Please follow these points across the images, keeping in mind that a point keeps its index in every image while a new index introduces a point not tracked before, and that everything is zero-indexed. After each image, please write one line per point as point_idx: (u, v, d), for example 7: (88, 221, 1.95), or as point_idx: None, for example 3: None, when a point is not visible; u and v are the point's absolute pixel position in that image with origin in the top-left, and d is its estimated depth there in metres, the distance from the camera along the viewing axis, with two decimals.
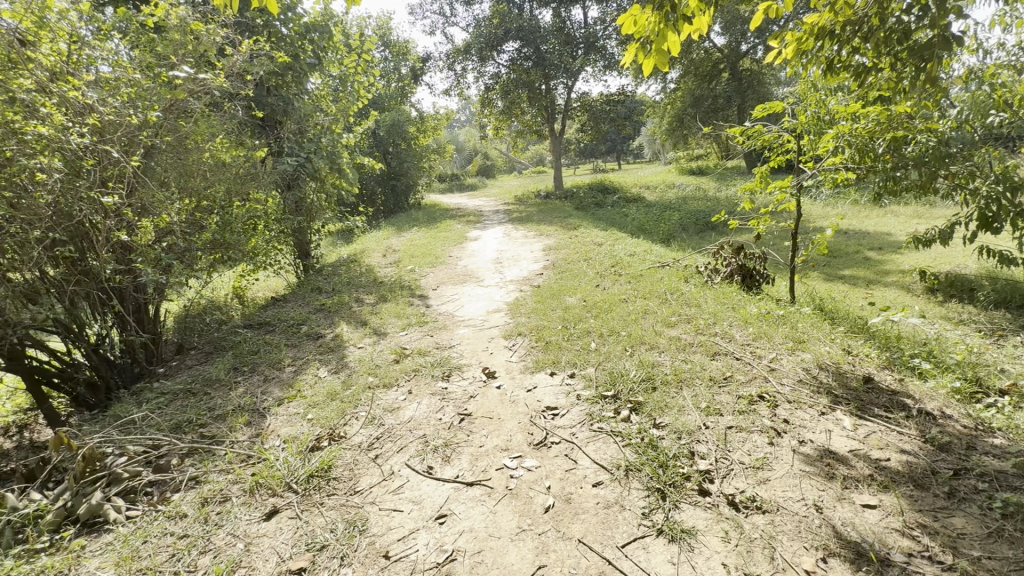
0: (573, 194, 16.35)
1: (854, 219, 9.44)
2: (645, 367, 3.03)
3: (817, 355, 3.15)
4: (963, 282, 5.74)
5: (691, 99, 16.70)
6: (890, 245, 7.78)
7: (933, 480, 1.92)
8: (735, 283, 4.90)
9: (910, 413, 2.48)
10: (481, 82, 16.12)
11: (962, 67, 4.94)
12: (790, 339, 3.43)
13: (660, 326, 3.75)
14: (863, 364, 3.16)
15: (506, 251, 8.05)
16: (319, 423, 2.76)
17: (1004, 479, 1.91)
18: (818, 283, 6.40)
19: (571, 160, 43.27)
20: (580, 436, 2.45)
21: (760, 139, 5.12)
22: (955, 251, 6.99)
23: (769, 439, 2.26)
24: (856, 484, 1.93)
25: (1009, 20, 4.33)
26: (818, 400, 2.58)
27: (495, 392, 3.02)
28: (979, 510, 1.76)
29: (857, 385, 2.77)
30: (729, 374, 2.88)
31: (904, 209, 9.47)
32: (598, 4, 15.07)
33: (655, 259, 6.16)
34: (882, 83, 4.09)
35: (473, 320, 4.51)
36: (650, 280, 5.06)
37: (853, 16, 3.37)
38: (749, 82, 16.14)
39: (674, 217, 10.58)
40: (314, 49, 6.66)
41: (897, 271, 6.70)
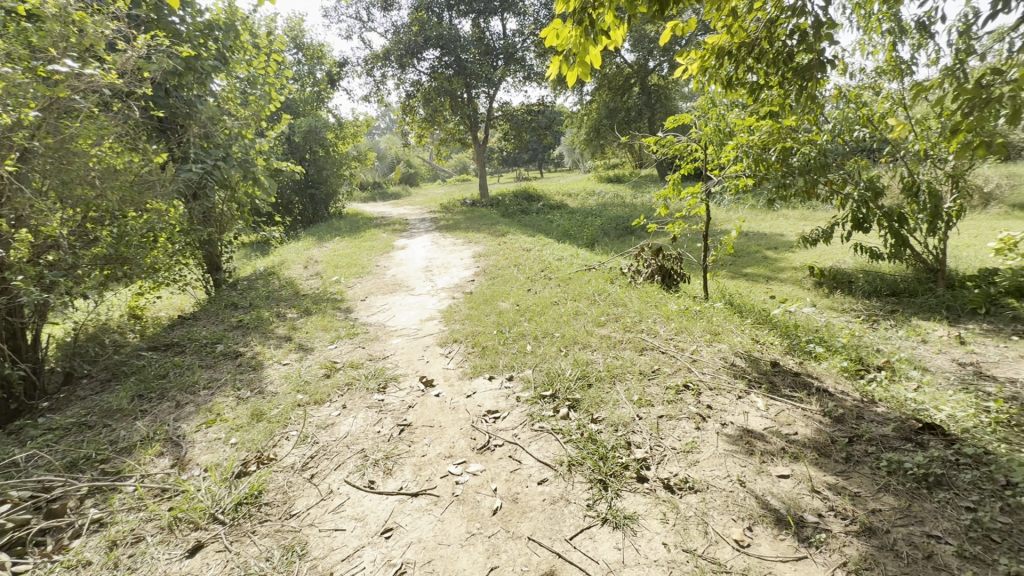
0: (499, 202, 16.55)
1: (753, 221, 10.45)
2: (579, 365, 3.14)
3: (731, 345, 3.45)
4: (843, 276, 6.57)
5: (606, 112, 17.62)
6: (783, 245, 8.70)
7: (834, 448, 2.17)
8: (655, 282, 5.24)
9: (811, 391, 2.80)
10: (402, 89, 15.91)
11: (833, 87, 5.69)
12: (707, 332, 3.72)
13: (591, 325, 3.91)
14: (770, 351, 3.51)
15: (436, 258, 7.99)
16: (244, 447, 2.57)
17: (887, 442, 2.20)
18: (726, 280, 7.01)
19: (495, 168, 43.80)
20: (522, 437, 2.48)
21: (672, 149, 5.50)
22: (835, 248, 7.96)
23: (695, 424, 2.43)
24: (771, 457, 2.13)
25: (868, 48, 5.04)
26: (735, 385, 2.82)
27: (433, 400, 2.98)
28: (870, 469, 2.01)
29: (766, 369, 3.07)
30: (657, 367, 3.07)
31: (793, 212, 10.62)
32: (516, 16, 15.49)
33: (582, 263, 6.40)
34: (772, 100, 4.59)
35: (406, 329, 4.43)
36: (578, 282, 5.26)
37: (746, 40, 3.77)
38: (658, 96, 17.33)
39: (596, 222, 11.09)
40: (219, 49, 6.23)
41: (790, 267, 7.51)
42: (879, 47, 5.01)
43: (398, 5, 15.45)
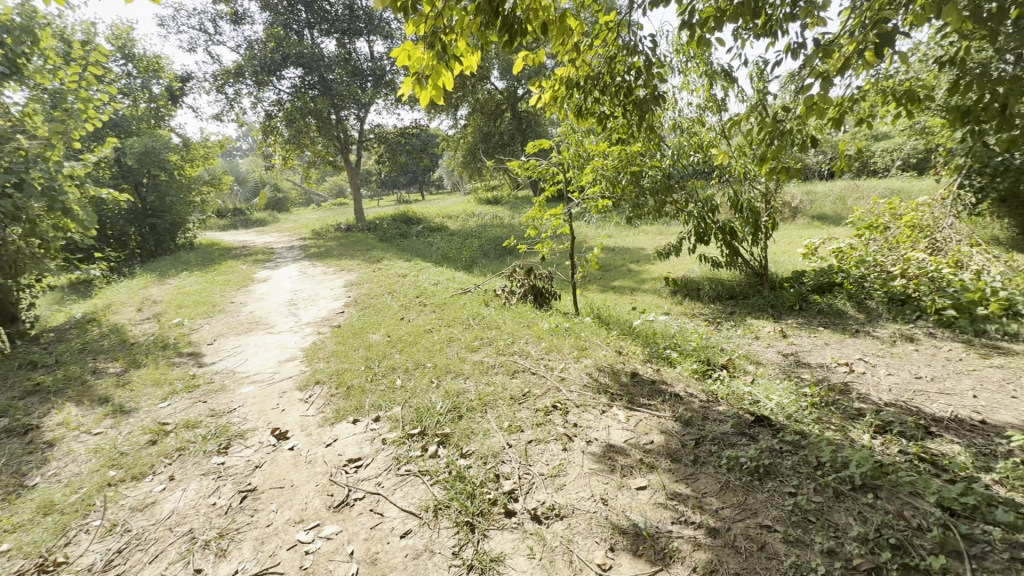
0: (376, 226, 15.99)
1: (617, 238, 11.36)
2: (450, 397, 3.02)
3: (596, 360, 3.61)
4: (692, 284, 7.37)
5: (480, 136, 18.14)
6: (643, 258, 9.57)
7: (684, 452, 2.32)
8: (528, 302, 5.36)
9: (666, 397, 3.00)
10: (261, 108, 14.72)
11: (669, 119, 6.43)
12: (575, 348, 3.85)
13: (464, 351, 3.82)
14: (631, 361, 3.74)
15: (303, 289, 7.37)
16: (20, 553, 2.01)
17: (727, 439, 2.41)
18: (596, 294, 7.47)
19: (374, 192, 42.55)
20: (385, 486, 2.28)
21: (535, 172, 5.71)
22: (685, 259, 8.94)
23: (563, 445, 2.44)
24: (631, 470, 2.21)
25: (693, 84, 5.77)
26: (599, 399, 2.92)
27: (286, 455, 2.64)
28: (714, 468, 2.17)
29: (627, 380, 3.24)
30: (527, 390, 3.07)
31: (650, 228, 11.77)
32: (384, 39, 15.30)
33: (458, 286, 6.35)
34: (618, 128, 5.00)
35: (261, 373, 3.94)
36: (453, 307, 5.18)
37: (590, 73, 4.05)
38: (528, 121, 18.27)
39: (475, 243, 11.19)
40: (6, 54, 5.15)
41: (650, 279, 8.24)
42: (701, 84, 5.77)
43: (251, 19, 14.38)
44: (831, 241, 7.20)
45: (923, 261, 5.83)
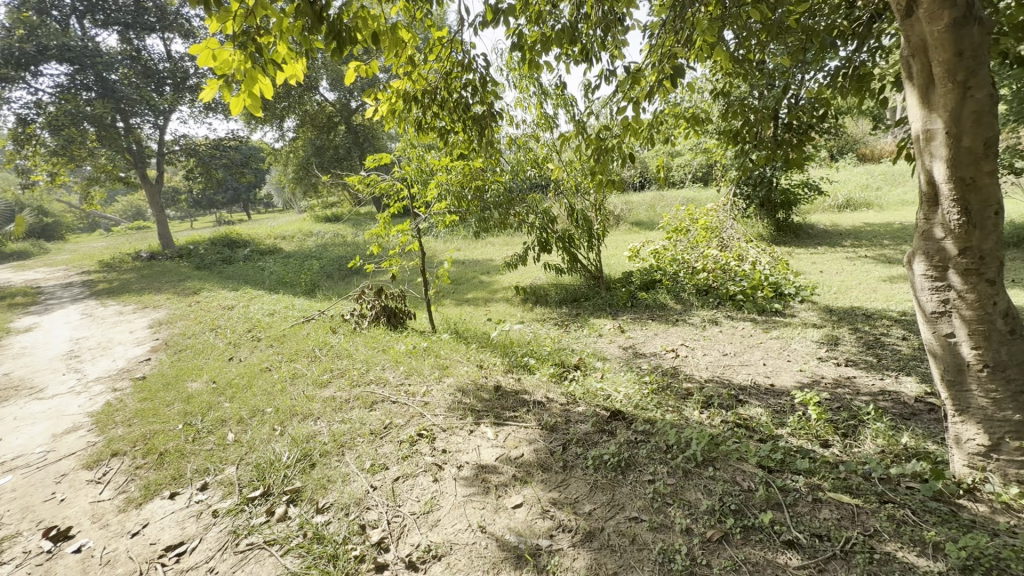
0: (190, 250, 13.71)
1: (466, 250, 11.53)
2: (299, 444, 2.63)
3: (459, 377, 3.52)
4: (540, 290, 7.78)
5: (312, 149, 16.88)
6: (493, 269, 9.84)
7: (553, 459, 2.36)
8: (381, 324, 5.05)
9: (530, 407, 3.03)
10: (9, 110, 11.57)
11: (507, 135, 6.72)
12: (436, 368, 3.72)
13: (311, 389, 3.40)
14: (493, 374, 3.74)
15: (89, 336, 5.89)
16: None
17: (590, 439, 2.52)
18: (451, 309, 7.43)
19: (185, 212, 36.67)
20: (221, 569, 1.87)
21: (377, 187, 5.42)
22: (531, 268, 9.43)
23: (433, 476, 2.29)
24: (505, 489, 2.16)
25: (525, 102, 6.12)
26: (466, 420, 2.83)
27: (71, 562, 2.00)
28: (582, 470, 2.24)
29: (491, 395, 3.21)
30: (388, 422, 2.84)
31: (496, 239, 12.19)
32: (184, 37, 13.28)
33: (299, 314, 5.71)
34: (460, 143, 5.02)
35: (26, 456, 2.98)
36: (295, 339, 4.62)
37: (426, 87, 3.98)
38: (365, 135, 17.58)
39: (316, 264, 10.30)
40: None
41: (501, 288, 8.50)
42: (533, 102, 6.14)
43: None
44: (649, 244, 8.29)
45: (717, 257, 7.05)
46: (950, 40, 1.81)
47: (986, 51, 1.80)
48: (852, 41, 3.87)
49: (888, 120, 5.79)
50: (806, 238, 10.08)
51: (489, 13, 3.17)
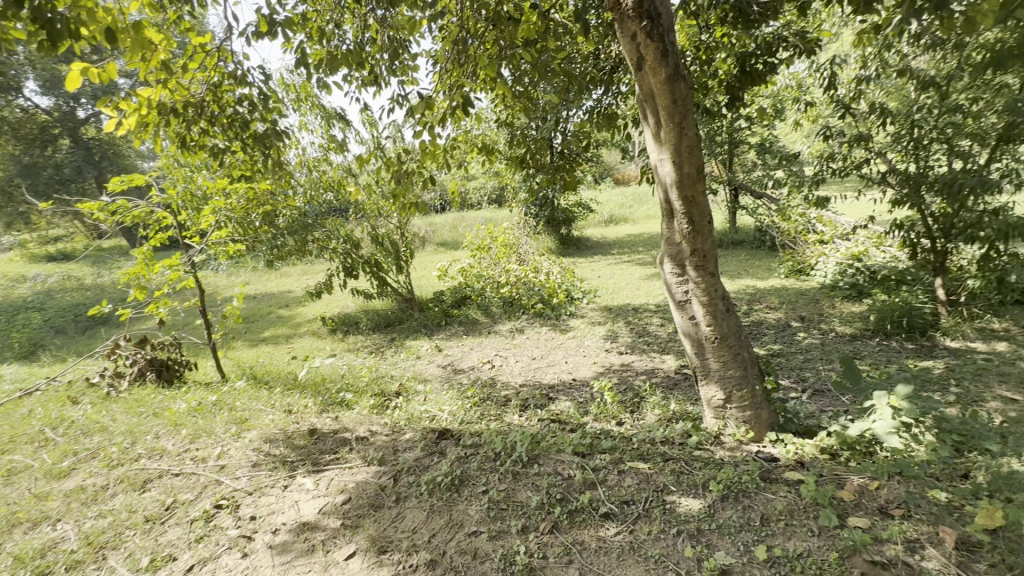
0: None
1: (258, 283, 10.22)
2: (29, 563, 1.94)
3: (263, 429, 3.06)
4: (349, 318, 7.35)
5: (17, 168, 12.83)
6: (292, 301, 8.93)
7: (384, 494, 2.23)
8: (148, 383, 4.08)
9: (352, 445, 2.81)
10: None
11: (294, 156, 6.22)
12: (232, 423, 3.16)
13: (43, 484, 2.54)
14: (306, 417, 3.36)
15: None
16: None
17: (421, 464, 2.45)
18: (244, 351, 6.48)
19: None
20: None
21: (128, 216, 4.41)
22: (337, 296, 8.85)
23: (241, 551, 1.94)
24: (334, 541, 1.96)
25: (313, 123, 5.82)
26: (277, 475, 2.48)
27: None
28: (416, 498, 2.18)
29: (306, 441, 2.87)
30: (171, 502, 2.30)
31: (293, 269, 11.09)
32: None
33: (14, 386, 4.25)
34: (240, 163, 4.46)
35: None
36: (7, 421, 3.40)
37: (189, 99, 3.41)
38: (103, 152, 14.18)
39: (36, 317, 7.82)
40: None
41: (305, 321, 7.76)
42: (321, 123, 5.85)
43: None
44: (456, 263, 8.61)
45: (517, 271, 7.72)
46: (667, 90, 2.34)
47: (687, 101, 2.38)
48: (601, 86, 4.72)
49: (632, 151, 7.18)
50: (585, 250, 11.78)
51: (263, 23, 2.92)
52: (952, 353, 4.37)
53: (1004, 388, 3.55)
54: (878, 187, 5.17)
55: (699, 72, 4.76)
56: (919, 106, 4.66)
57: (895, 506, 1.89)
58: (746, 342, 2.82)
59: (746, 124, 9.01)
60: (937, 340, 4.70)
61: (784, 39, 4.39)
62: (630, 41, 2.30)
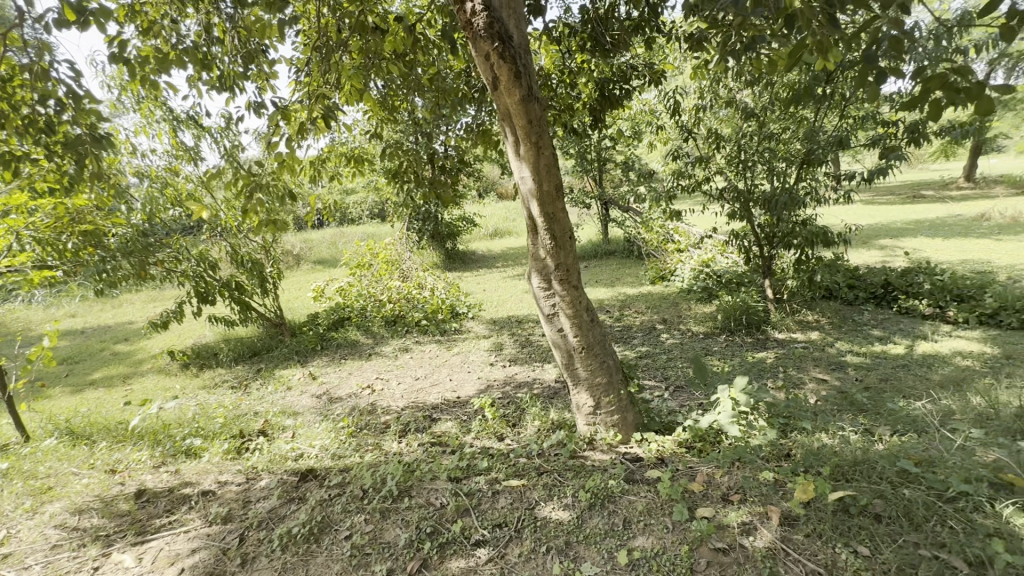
0: None
1: (87, 315, 8.63)
2: None
3: (72, 499, 2.51)
4: (206, 350, 6.48)
5: None
6: (133, 334, 7.67)
7: (227, 559, 1.95)
8: None
9: (192, 501, 2.43)
10: None
11: (126, 165, 5.37)
12: (28, 497, 2.55)
13: None
14: (136, 475, 2.85)
15: None
16: None
17: (276, 514, 2.20)
18: (63, 399, 5.38)
19: None
20: None
21: None
22: (192, 325, 7.80)
23: None
24: None
25: (152, 129, 5.13)
26: (86, 556, 2.05)
27: None
28: (267, 557, 1.94)
29: (131, 506, 2.42)
30: None
31: (136, 296, 9.55)
32: None
33: None
34: (45, 174, 3.70)
35: None
36: None
37: None
38: None
39: None
40: None
41: (148, 357, 6.70)
42: (162, 129, 5.15)
43: None
44: (334, 282, 8.08)
45: (400, 288, 7.47)
46: (523, 111, 2.41)
47: (543, 121, 2.47)
48: (473, 103, 4.78)
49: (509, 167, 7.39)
50: (470, 264, 11.85)
51: (70, 12, 2.40)
52: (780, 344, 5.11)
53: (817, 371, 4.22)
54: (718, 203, 5.87)
55: (565, 94, 5.03)
56: (744, 133, 5.38)
57: (734, 493, 2.09)
58: (611, 350, 2.97)
59: (611, 144, 9.81)
60: (768, 333, 5.46)
61: (635, 68, 4.83)
62: (484, 60, 2.32)
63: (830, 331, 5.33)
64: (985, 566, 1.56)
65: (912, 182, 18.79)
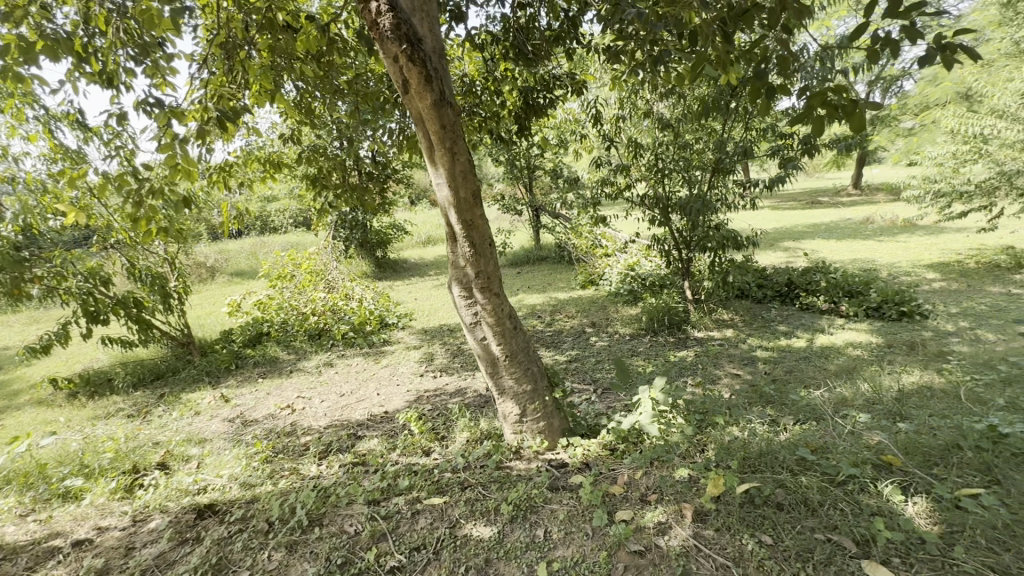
0: None
1: None
2: None
3: None
4: (98, 376, 5.78)
5: None
6: (8, 361, 6.72)
7: None
8: None
9: (62, 557, 2.18)
10: None
11: None
12: None
13: None
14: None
15: None
16: None
17: (163, 561, 2.02)
18: None
19: None
20: None
21: None
22: (83, 348, 6.97)
23: None
24: None
25: (27, 128, 4.52)
26: None
27: None
28: None
29: None
30: None
31: (14, 317, 8.41)
32: None
33: None
34: None
35: None
36: None
37: None
38: None
39: None
40: None
41: (28, 386, 5.89)
42: (41, 129, 4.56)
43: None
44: (251, 296, 7.52)
45: (325, 299, 7.11)
46: (435, 116, 2.35)
47: (457, 127, 2.43)
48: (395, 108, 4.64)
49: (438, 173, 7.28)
50: (402, 272, 11.56)
51: None
52: (698, 342, 5.40)
53: (731, 366, 4.49)
54: (640, 208, 6.11)
55: (490, 101, 4.99)
56: (660, 142, 5.57)
57: (651, 493, 2.15)
58: (534, 356, 2.97)
59: (539, 152, 9.96)
60: (688, 332, 5.76)
61: (558, 78, 4.90)
62: (393, 63, 2.23)
63: (742, 328, 5.71)
64: (867, 544, 1.71)
65: (810, 189, 20.73)
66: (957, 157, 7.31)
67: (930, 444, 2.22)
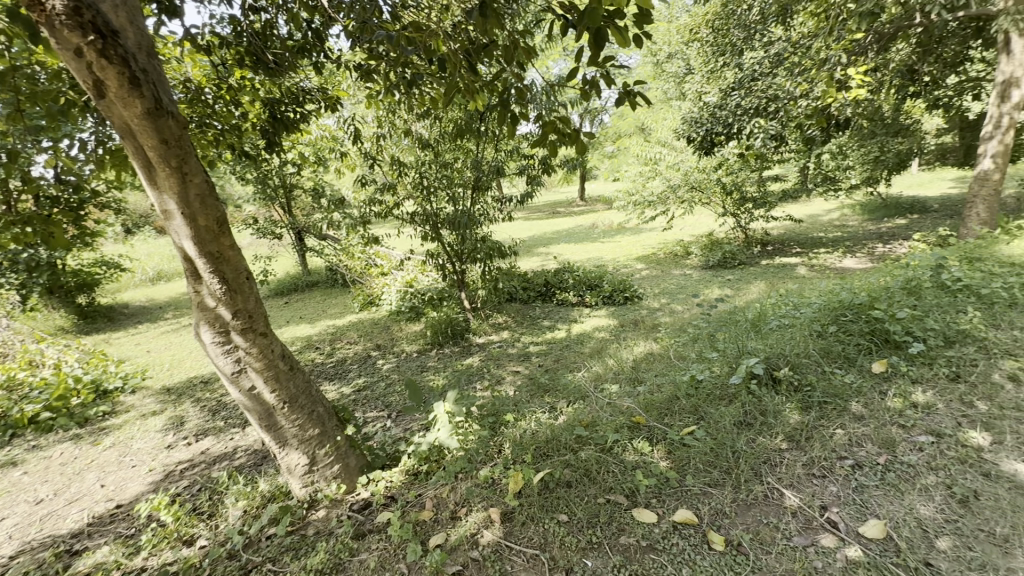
0: None
1: None
2: None
3: None
4: None
5: None
6: None
7: None
8: None
9: None
10: None
11: None
12: None
13: None
14: None
15: None
16: None
17: None
18: None
19: None
20: None
21: None
22: None
23: None
24: None
25: None
26: None
27: None
28: None
29: None
30: None
31: None
32: None
33: None
34: None
35: None
36: None
37: None
38: None
39: None
40: None
41: None
42: None
43: None
44: None
45: None
46: (151, 128, 1.90)
47: (185, 142, 2.02)
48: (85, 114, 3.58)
49: None
50: (121, 319, 9.04)
51: None
52: (481, 347, 5.75)
53: (511, 365, 4.90)
54: (411, 225, 6.17)
55: (226, 111, 4.31)
56: (423, 162, 5.73)
57: (461, 507, 2.17)
58: (316, 395, 2.69)
59: (294, 171, 9.13)
60: (471, 339, 6.07)
61: (308, 91, 4.51)
62: (74, 57, 1.70)
63: (515, 328, 6.31)
64: (633, 494, 2.09)
65: (549, 203, 24.36)
66: (644, 174, 9.61)
67: (660, 400, 2.83)
